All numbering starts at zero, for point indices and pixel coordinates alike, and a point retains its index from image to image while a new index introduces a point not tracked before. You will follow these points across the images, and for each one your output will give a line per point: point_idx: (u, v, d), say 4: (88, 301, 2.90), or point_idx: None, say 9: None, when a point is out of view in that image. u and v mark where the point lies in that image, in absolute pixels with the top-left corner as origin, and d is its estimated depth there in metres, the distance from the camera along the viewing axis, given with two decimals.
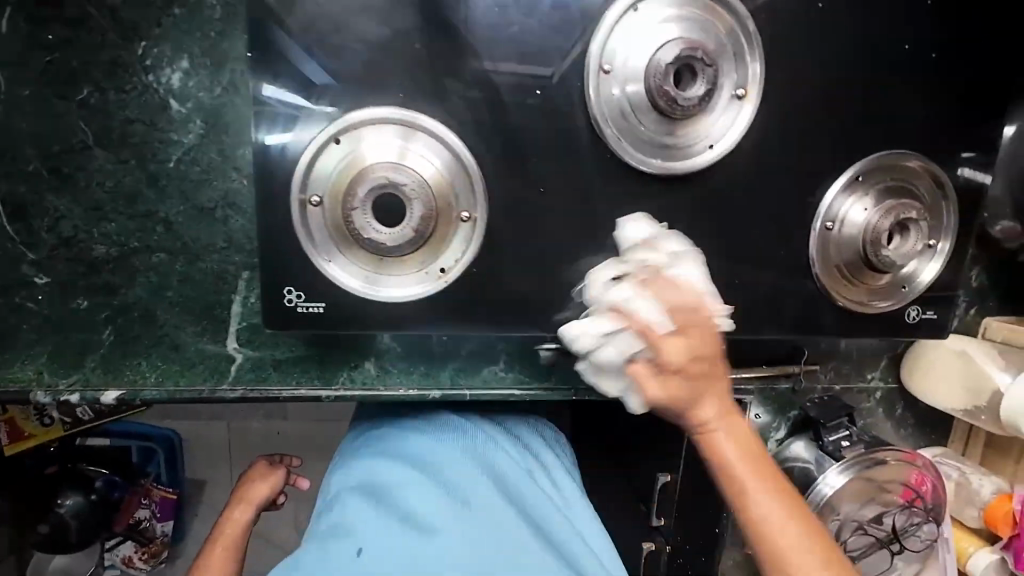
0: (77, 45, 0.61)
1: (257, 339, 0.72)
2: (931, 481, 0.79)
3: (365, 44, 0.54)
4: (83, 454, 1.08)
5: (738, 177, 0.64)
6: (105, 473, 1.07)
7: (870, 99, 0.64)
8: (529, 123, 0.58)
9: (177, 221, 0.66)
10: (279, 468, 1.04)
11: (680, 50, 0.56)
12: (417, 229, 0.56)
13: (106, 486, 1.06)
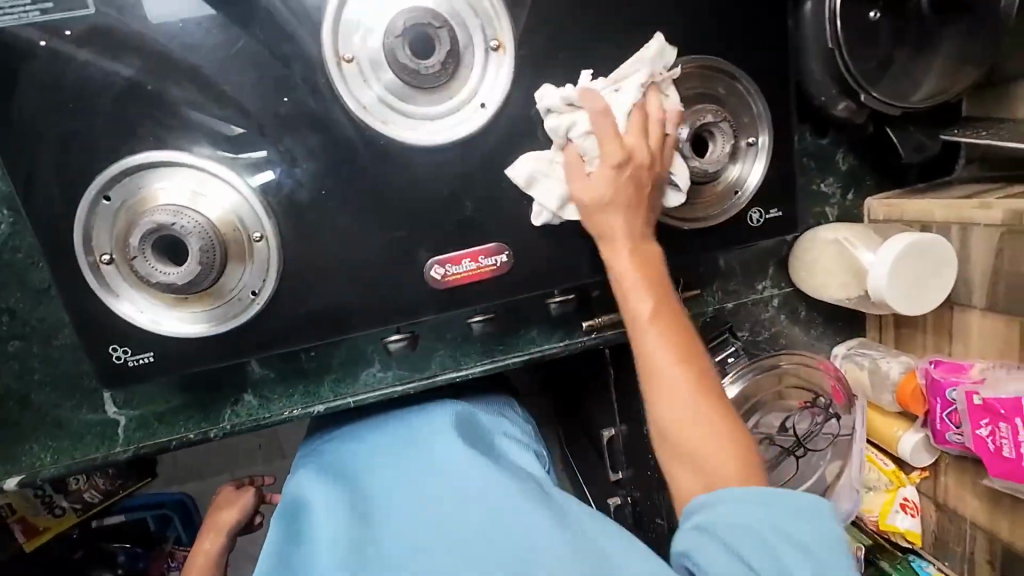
0: None
1: (133, 399, 0.74)
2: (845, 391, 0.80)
3: (104, 98, 0.55)
4: (104, 535, 1.11)
5: (521, 127, 0.63)
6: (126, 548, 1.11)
7: (633, 15, 0.62)
8: (287, 131, 0.59)
9: (17, 307, 0.69)
10: (247, 487, 0.94)
11: (408, 20, 0.56)
12: (206, 261, 0.58)
13: (128, 559, 1.10)
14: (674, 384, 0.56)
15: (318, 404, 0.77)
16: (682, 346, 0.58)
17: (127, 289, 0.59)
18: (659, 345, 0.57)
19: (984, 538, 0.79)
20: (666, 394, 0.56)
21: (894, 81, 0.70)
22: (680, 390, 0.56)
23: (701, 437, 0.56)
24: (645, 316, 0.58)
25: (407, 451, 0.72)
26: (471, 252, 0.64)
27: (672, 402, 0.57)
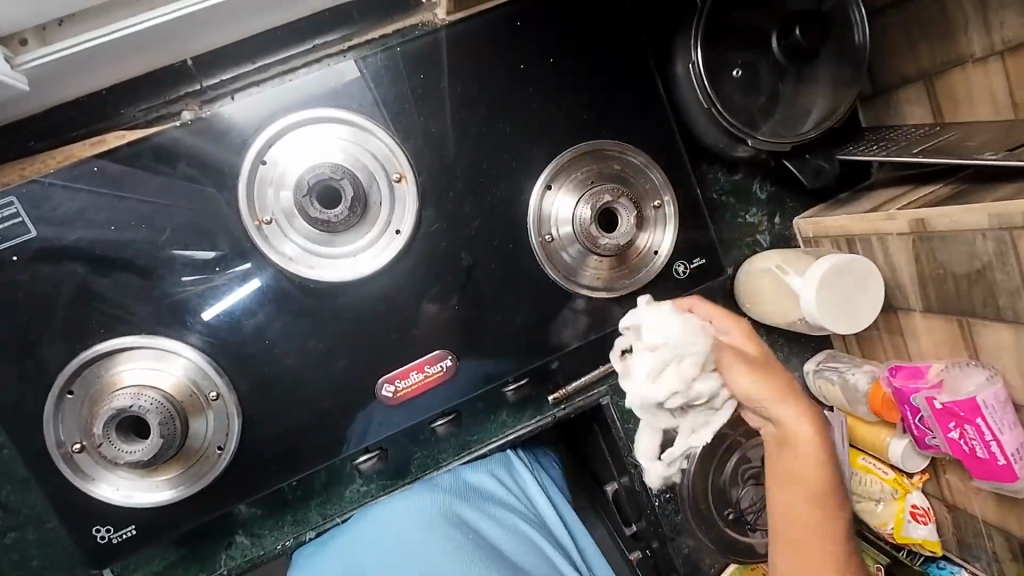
0: None
1: (129, 564, 0.75)
2: None
3: (60, 304, 0.61)
4: None
5: (437, 241, 0.68)
6: None
7: (517, 123, 0.69)
8: (225, 294, 0.64)
9: (11, 500, 0.73)
10: None
11: (314, 178, 0.63)
12: (166, 431, 0.61)
13: None
14: (805, 537, 0.59)
15: (309, 530, 0.78)
16: (803, 490, 0.59)
17: (102, 472, 0.63)
18: (793, 491, 0.60)
19: (1001, 535, 0.76)
20: (818, 538, 0.59)
21: (775, 120, 0.75)
22: (803, 522, 0.59)
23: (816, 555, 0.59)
24: (807, 438, 0.60)
25: (388, 518, 0.75)
26: (416, 363, 0.69)
27: (811, 570, 0.58)
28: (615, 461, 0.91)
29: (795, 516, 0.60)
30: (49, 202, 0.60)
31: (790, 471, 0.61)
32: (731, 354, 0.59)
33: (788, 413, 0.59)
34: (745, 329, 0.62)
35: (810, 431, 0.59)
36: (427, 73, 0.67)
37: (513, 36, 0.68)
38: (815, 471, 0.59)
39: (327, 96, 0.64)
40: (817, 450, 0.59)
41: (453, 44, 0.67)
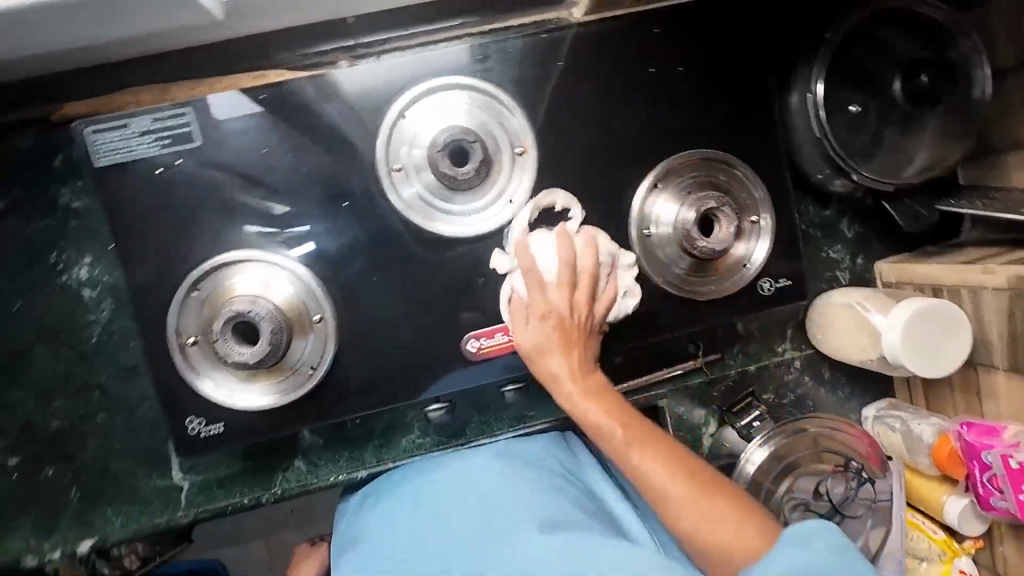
0: (9, 270, 0.76)
1: (197, 464, 0.81)
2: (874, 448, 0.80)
3: (206, 211, 0.68)
4: None
5: (543, 216, 0.72)
6: None
7: (637, 121, 0.73)
8: (346, 229, 0.70)
9: (110, 383, 0.79)
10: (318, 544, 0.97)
11: (447, 136, 0.68)
12: (272, 340, 0.66)
13: None
14: (644, 444, 0.64)
15: (361, 469, 0.82)
16: (598, 393, 0.66)
17: (207, 368, 0.68)
18: (581, 403, 0.66)
19: None
20: (628, 429, 0.65)
21: (881, 161, 0.77)
22: (637, 444, 0.64)
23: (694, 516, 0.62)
24: (550, 367, 0.67)
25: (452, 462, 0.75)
26: (503, 326, 0.72)
27: (654, 449, 0.64)
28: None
29: (618, 452, 0.64)
30: (215, 119, 0.67)
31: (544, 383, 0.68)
32: (530, 342, 0.67)
33: (558, 364, 0.67)
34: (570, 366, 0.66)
35: (568, 327, 0.66)
36: (566, 62, 0.71)
37: (649, 41, 0.73)
38: (576, 388, 0.66)
39: (471, 66, 0.70)
40: (563, 351, 0.67)
41: (594, 40, 0.72)
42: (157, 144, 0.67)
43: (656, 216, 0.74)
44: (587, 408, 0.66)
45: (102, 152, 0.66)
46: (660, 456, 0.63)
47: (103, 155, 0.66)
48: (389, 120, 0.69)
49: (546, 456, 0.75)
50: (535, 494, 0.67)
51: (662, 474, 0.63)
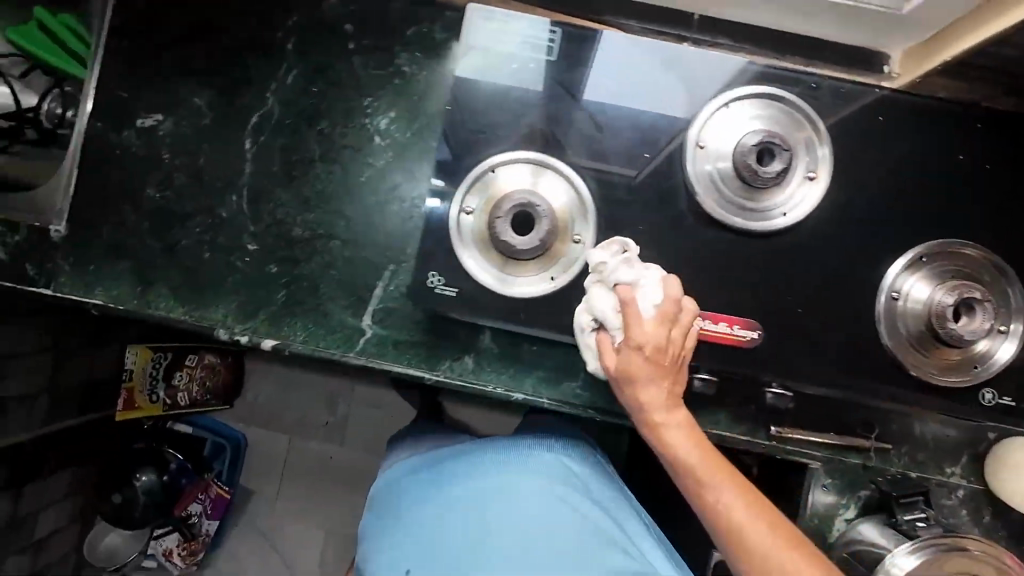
0: (331, 97, 0.89)
1: (386, 319, 0.88)
2: None
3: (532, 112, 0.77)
4: (168, 435, 1.82)
5: (804, 240, 0.76)
6: (179, 460, 1.74)
7: (924, 195, 0.76)
8: (633, 176, 0.76)
9: (356, 219, 0.89)
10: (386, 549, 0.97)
11: (761, 135, 0.73)
12: (542, 237, 0.74)
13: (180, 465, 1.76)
14: (733, 514, 0.63)
15: (519, 392, 0.87)
16: (693, 436, 0.68)
17: (472, 237, 0.77)
18: (689, 456, 0.66)
19: None
20: (718, 494, 0.64)
21: None
22: (738, 506, 0.63)
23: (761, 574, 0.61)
24: (663, 425, 0.68)
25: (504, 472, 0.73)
26: (730, 318, 0.75)
27: (738, 511, 0.63)
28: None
29: (699, 496, 0.65)
30: (573, 46, 0.77)
31: (648, 426, 0.69)
32: (617, 365, 0.68)
33: (657, 401, 0.67)
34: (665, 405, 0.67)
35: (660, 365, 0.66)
36: (882, 119, 0.77)
37: (963, 132, 0.77)
38: (682, 441, 0.67)
39: (798, 90, 0.77)
40: (669, 406, 0.68)
41: (913, 111, 0.77)
42: (519, 49, 0.77)
43: (910, 289, 0.75)
44: (686, 458, 0.67)
45: (469, 54, 0.77)
46: (745, 495, 0.64)
47: (469, 52, 0.77)
48: (712, 105, 0.76)
49: (556, 465, 0.75)
50: (558, 535, 0.65)
51: (750, 525, 0.62)
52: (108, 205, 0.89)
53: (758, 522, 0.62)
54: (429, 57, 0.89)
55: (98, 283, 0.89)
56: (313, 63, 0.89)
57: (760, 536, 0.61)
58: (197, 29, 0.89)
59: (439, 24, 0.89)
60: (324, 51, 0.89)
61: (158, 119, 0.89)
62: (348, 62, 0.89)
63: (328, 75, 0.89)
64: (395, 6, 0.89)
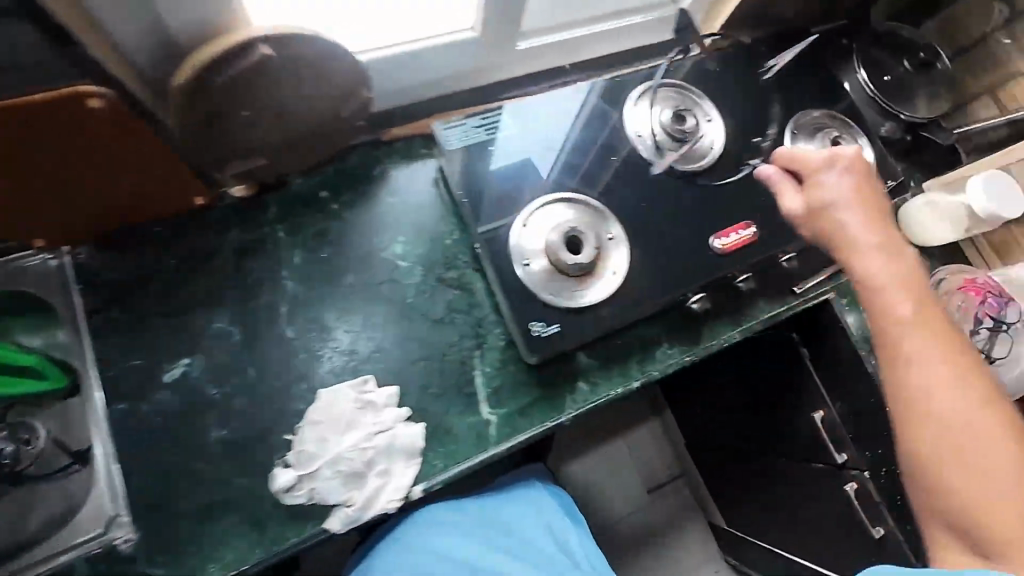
0: (342, 252, 0.95)
1: (500, 397, 0.93)
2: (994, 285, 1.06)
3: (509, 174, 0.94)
4: None
5: (734, 160, 1.04)
6: None
7: (769, 98, 1.11)
8: (615, 174, 0.97)
9: (425, 335, 0.94)
10: None
11: (668, 112, 1.02)
12: (593, 246, 0.88)
13: None
14: (945, 384, 0.72)
15: (633, 382, 0.99)
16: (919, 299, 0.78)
17: (542, 281, 0.88)
18: (902, 305, 0.78)
19: None
20: (905, 362, 0.74)
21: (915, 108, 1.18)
22: (938, 390, 0.71)
23: (984, 428, 0.70)
24: (885, 279, 0.80)
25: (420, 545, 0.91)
26: (734, 227, 0.98)
27: (918, 423, 0.72)
28: (838, 380, 1.18)
29: (921, 412, 0.72)
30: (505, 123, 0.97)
31: (930, 341, 0.75)
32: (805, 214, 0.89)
33: (903, 308, 0.78)
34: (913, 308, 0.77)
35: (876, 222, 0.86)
36: (716, 67, 1.11)
37: (760, 56, 1.14)
38: (916, 334, 0.75)
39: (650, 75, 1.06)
40: (953, 344, 0.74)
41: (727, 56, 1.12)
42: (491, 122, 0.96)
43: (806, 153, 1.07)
44: (904, 304, 0.78)
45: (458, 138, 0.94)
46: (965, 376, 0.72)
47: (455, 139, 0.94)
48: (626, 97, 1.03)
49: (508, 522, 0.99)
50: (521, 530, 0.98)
51: (930, 348, 0.74)
52: (176, 474, 0.80)
53: (957, 353, 0.74)
54: (404, 183, 1.01)
55: (205, 561, 0.77)
56: (311, 236, 0.95)
57: (956, 402, 0.71)
58: (185, 264, 0.89)
59: (393, 153, 1.02)
60: (314, 222, 0.96)
61: (186, 363, 0.85)
62: (341, 218, 0.97)
63: (329, 238, 0.95)
64: (352, 160, 1.00)
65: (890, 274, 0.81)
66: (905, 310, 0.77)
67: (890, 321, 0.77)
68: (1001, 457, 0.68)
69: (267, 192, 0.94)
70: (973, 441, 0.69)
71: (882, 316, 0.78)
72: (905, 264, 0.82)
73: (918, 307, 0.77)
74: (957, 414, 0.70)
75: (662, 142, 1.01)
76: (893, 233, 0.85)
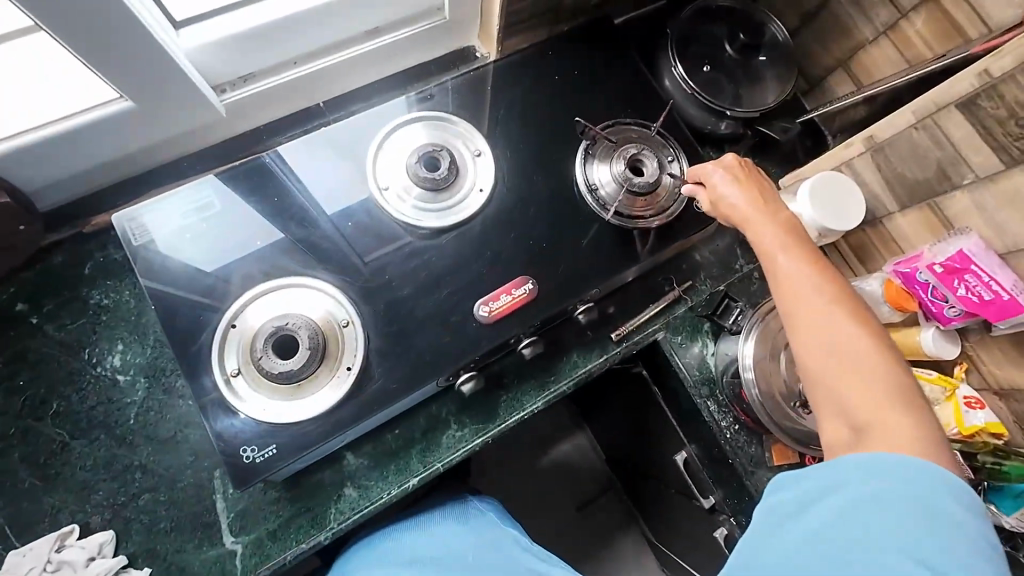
0: (44, 375, 0.81)
1: (246, 521, 0.80)
2: (910, 271, 0.85)
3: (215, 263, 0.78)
4: None
5: (508, 202, 0.88)
6: None
7: (556, 117, 0.95)
8: (354, 242, 0.82)
9: (151, 460, 0.81)
10: None
11: (421, 155, 0.86)
12: (308, 345, 0.75)
13: None
14: (822, 325, 0.63)
15: (413, 478, 0.85)
16: (787, 236, 0.73)
17: (251, 394, 0.74)
18: (768, 237, 0.74)
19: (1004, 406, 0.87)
20: (791, 301, 0.67)
21: (743, 100, 1.00)
22: (823, 334, 0.63)
23: (857, 394, 0.59)
24: (772, 225, 0.75)
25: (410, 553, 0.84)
26: (503, 288, 0.83)
27: (818, 358, 0.62)
28: (688, 423, 1.03)
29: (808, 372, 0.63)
30: (211, 198, 0.81)
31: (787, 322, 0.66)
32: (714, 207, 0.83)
33: (770, 234, 0.74)
34: (781, 224, 0.74)
35: (750, 186, 0.80)
36: (490, 88, 0.94)
37: (546, 66, 0.97)
38: (794, 271, 0.68)
39: (403, 106, 0.90)
40: (825, 278, 0.67)
41: (505, 73, 0.96)
42: (192, 207, 0.81)
43: (601, 178, 0.91)
44: (777, 228, 0.74)
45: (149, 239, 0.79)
46: (849, 311, 0.64)
47: (143, 241, 0.79)
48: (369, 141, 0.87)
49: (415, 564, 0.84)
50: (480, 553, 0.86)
51: (806, 300, 0.66)
52: None
53: (833, 294, 0.65)
54: (122, 279, 0.86)
55: None
56: (4, 361, 0.81)
57: (833, 346, 0.62)
58: None
59: (105, 245, 0.87)
60: (6, 343, 0.81)
61: None
62: (41, 333, 0.82)
63: (26, 360, 0.81)
64: (54, 260, 0.85)
65: (769, 215, 0.76)
66: (784, 262, 0.70)
67: (769, 245, 0.73)
68: (884, 416, 0.57)
69: None
70: (859, 387, 0.59)
71: (769, 254, 0.72)
72: (782, 212, 0.76)
73: (796, 242, 0.72)
74: (840, 361, 0.61)
75: (415, 193, 0.85)
76: (777, 195, 0.80)
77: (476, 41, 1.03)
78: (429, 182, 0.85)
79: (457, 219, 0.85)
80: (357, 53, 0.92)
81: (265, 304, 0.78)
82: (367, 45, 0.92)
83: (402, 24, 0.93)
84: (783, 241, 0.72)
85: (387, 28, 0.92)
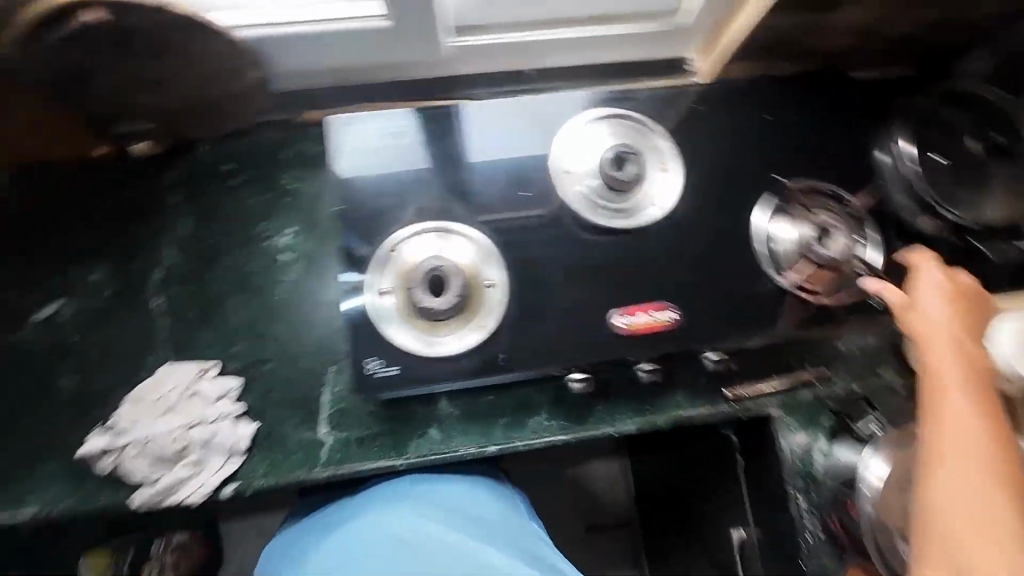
0: (228, 230, 0.92)
1: (343, 421, 0.88)
2: None
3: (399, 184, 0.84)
4: None
5: (677, 224, 0.86)
6: None
7: (754, 156, 0.90)
8: (523, 212, 0.85)
9: (284, 336, 0.90)
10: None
11: (612, 150, 0.86)
12: (455, 291, 0.78)
13: None
14: (972, 486, 0.57)
15: (491, 445, 0.86)
16: (972, 377, 0.64)
17: (392, 317, 0.79)
18: (950, 368, 0.65)
19: None
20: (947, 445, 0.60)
21: (967, 204, 0.89)
22: (969, 497, 0.56)
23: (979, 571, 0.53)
24: (956, 357, 0.66)
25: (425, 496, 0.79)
26: (645, 306, 0.82)
27: (954, 516, 0.56)
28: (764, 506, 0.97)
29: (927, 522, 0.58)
30: (411, 128, 0.87)
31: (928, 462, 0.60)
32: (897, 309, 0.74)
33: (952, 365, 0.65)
34: (966, 362, 0.66)
35: (951, 306, 0.71)
36: (698, 107, 0.92)
37: (761, 102, 0.93)
38: (965, 417, 0.61)
39: (609, 99, 0.89)
40: (999, 441, 0.59)
41: (718, 95, 0.92)
42: (395, 130, 0.87)
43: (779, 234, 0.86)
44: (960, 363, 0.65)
45: (352, 146, 0.86)
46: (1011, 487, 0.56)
47: (346, 147, 0.85)
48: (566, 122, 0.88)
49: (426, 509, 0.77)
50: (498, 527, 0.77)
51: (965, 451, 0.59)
52: (28, 407, 0.86)
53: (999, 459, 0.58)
54: (310, 172, 0.95)
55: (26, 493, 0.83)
56: (202, 208, 0.93)
57: (975, 511, 0.55)
58: (82, 213, 0.92)
59: (307, 137, 0.95)
60: (208, 194, 0.93)
61: (57, 307, 0.89)
62: (237, 196, 0.94)
63: (219, 213, 0.93)
64: (264, 137, 0.95)
65: (958, 346, 0.67)
66: (955, 403, 0.62)
67: (947, 377, 0.65)
68: None
69: (171, 154, 0.93)
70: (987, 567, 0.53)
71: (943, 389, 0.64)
72: (973, 348, 0.67)
73: (980, 388, 0.63)
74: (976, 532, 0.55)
75: (591, 186, 0.86)
76: (975, 327, 0.70)
77: (694, 55, 1.00)
78: (609, 181, 0.85)
79: (622, 224, 0.85)
80: (584, 35, 0.92)
81: (424, 239, 0.82)
82: (596, 29, 0.92)
83: (637, 19, 0.93)
84: (967, 381, 0.64)
85: (620, 18, 0.92)
